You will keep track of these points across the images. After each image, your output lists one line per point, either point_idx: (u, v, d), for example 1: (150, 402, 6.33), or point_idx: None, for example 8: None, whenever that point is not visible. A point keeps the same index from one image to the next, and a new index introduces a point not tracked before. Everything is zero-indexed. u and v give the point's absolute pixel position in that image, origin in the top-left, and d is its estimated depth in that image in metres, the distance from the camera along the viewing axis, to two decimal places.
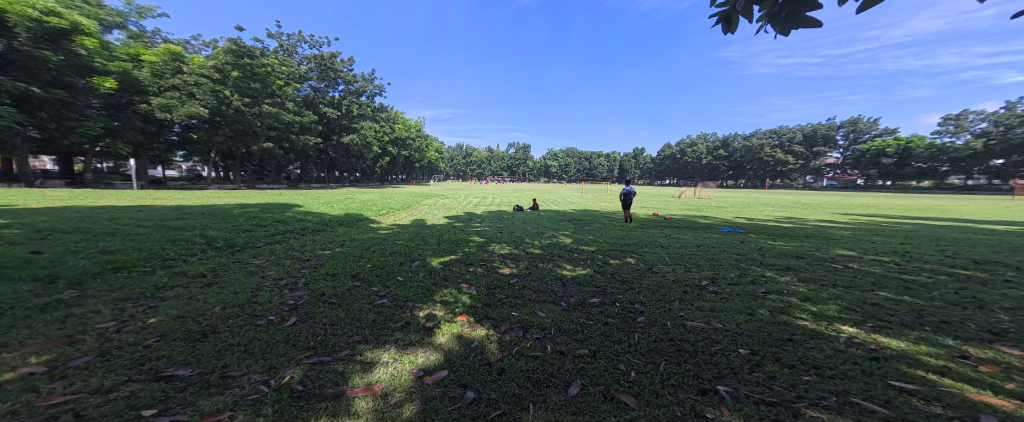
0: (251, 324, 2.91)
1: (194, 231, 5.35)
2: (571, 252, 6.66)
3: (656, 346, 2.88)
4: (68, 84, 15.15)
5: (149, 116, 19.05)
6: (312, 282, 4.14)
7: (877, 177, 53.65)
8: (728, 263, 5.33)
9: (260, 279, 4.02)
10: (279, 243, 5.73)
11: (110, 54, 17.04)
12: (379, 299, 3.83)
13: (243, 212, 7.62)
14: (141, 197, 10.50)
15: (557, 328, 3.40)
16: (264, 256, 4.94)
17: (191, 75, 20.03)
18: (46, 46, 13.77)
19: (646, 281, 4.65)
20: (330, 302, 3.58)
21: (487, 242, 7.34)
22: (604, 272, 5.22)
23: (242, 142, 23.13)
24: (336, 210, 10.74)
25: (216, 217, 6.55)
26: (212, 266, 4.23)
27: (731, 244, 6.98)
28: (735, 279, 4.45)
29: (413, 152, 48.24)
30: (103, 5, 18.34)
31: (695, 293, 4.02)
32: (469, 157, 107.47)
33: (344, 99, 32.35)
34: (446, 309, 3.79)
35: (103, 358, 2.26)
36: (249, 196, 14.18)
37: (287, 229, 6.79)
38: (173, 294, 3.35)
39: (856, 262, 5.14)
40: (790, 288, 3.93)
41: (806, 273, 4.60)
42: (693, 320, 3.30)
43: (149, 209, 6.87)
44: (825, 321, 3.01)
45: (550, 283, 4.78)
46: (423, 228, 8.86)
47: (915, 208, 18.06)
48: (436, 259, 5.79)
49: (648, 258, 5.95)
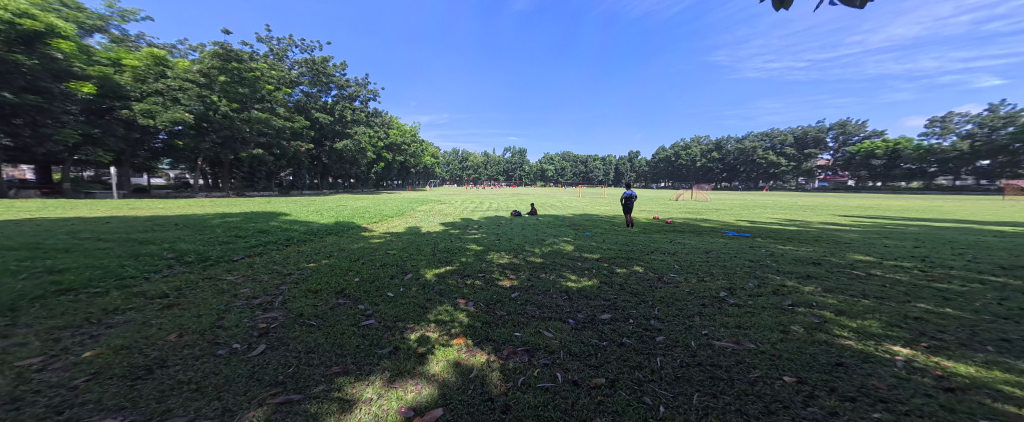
0: (209, 354, 2.40)
1: (163, 245, 4.86)
2: (574, 260, 6.27)
3: (684, 373, 2.49)
4: (43, 90, 14.54)
5: (131, 122, 18.50)
6: (291, 300, 3.67)
7: (868, 179, 54.49)
8: (742, 271, 4.97)
9: (232, 298, 3.54)
10: (259, 256, 5.27)
11: (89, 58, 16.49)
12: (365, 320, 3.40)
13: (223, 222, 7.13)
14: (117, 207, 9.96)
15: (566, 351, 3.01)
16: (240, 271, 4.46)
17: (175, 79, 19.42)
18: (20, 50, 13.43)
19: (659, 293, 4.27)
20: (310, 324, 3.12)
21: (484, 251, 6.93)
22: (612, 283, 4.84)
23: (230, 148, 22.79)
24: (326, 218, 10.29)
25: (190, 229, 6.05)
26: (178, 285, 3.73)
27: (741, 249, 6.65)
28: (755, 289, 4.10)
29: (407, 157, 47.66)
30: (83, 8, 17.89)
31: (715, 307, 3.65)
32: (464, 161, 107.07)
33: (336, 104, 31.88)
34: (441, 330, 3.37)
35: (11, 406, 1.76)
36: (234, 204, 13.63)
37: (269, 240, 6.32)
38: (123, 319, 2.82)
39: (878, 269, 4.84)
40: (818, 300, 3.61)
41: (830, 281, 4.27)
42: (721, 339, 2.93)
43: (119, 220, 6.35)
44: (871, 340, 2.68)
45: (554, 296, 4.39)
46: (418, 236, 8.43)
47: (914, 209, 17.99)
48: (431, 271, 5.37)
49: (656, 266, 5.58)
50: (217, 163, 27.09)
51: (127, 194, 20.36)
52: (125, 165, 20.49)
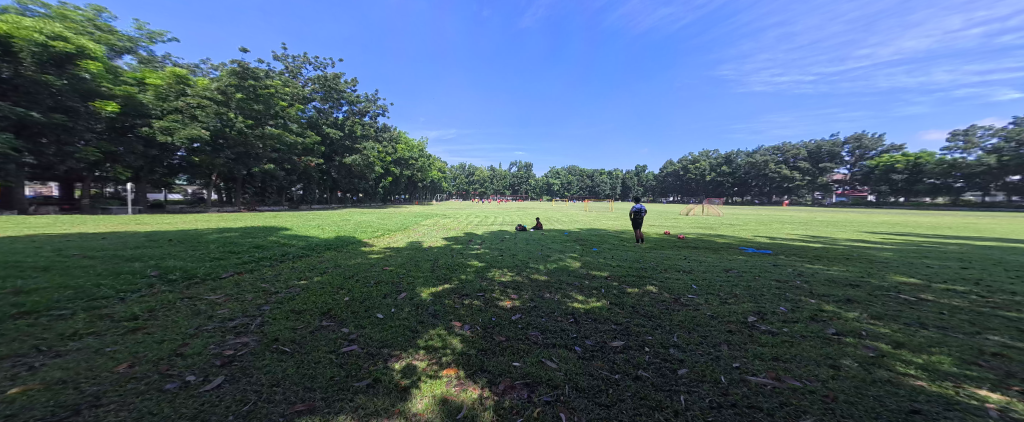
0: (154, 389, 2.05)
1: (149, 262, 4.65)
2: (581, 279, 5.82)
3: (717, 418, 2.03)
4: (70, 109, 15.16)
5: (151, 139, 19.25)
6: (270, 321, 3.34)
7: (888, 194, 51.78)
8: (770, 293, 4.46)
9: (205, 320, 3.24)
10: (249, 272, 5.01)
11: (116, 78, 17.33)
12: (347, 346, 3.04)
13: (219, 237, 6.96)
14: (121, 222, 9.98)
15: (572, 386, 2.59)
16: (224, 290, 4.19)
17: (195, 97, 20.32)
18: (53, 72, 13.94)
19: (677, 317, 3.81)
20: (283, 350, 2.76)
21: (486, 267, 6.55)
22: (622, 305, 4.39)
23: (243, 164, 23.44)
24: (326, 232, 10.11)
25: (183, 244, 5.88)
26: (151, 305, 3.46)
27: (765, 268, 6.12)
28: (789, 314, 3.61)
29: (415, 172, 48.15)
30: (115, 31, 19.15)
31: (744, 334, 3.17)
32: (471, 176, 107.84)
33: (347, 120, 32.72)
34: (430, 359, 2.99)
35: None
36: (238, 218, 13.60)
37: (263, 255, 6.09)
38: (76, 346, 2.52)
39: (929, 294, 4.30)
40: (869, 329, 3.11)
41: (876, 307, 3.76)
42: (759, 374, 2.45)
43: (115, 235, 6.25)
44: (948, 382, 2.21)
45: (559, 320, 3.96)
46: (418, 252, 8.13)
47: (944, 227, 16.93)
48: (427, 290, 4.99)
49: (671, 286, 5.10)
50: (230, 179, 27.80)
51: (141, 209, 20.83)
52: (143, 181, 21.14)
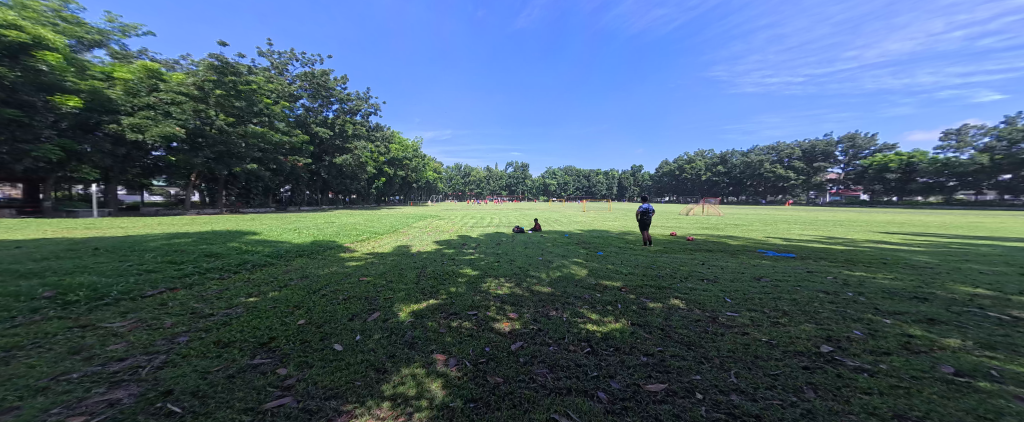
0: None
1: (47, 279, 3.67)
2: (591, 291, 4.94)
3: None
4: (25, 103, 13.85)
5: (120, 137, 17.76)
6: (177, 361, 2.40)
7: (882, 193, 52.74)
8: (827, 310, 3.62)
9: (79, 362, 2.27)
10: (187, 288, 4.06)
11: (81, 72, 16.04)
12: (276, 399, 2.10)
13: (164, 244, 5.93)
14: (66, 227, 8.84)
15: None
16: (138, 314, 3.22)
17: (168, 92, 18.96)
18: (4, 63, 12.93)
19: (724, 344, 2.96)
20: (168, 412, 1.84)
21: (480, 277, 5.66)
22: (647, 326, 3.54)
23: (224, 164, 22.25)
24: (303, 237, 9.12)
25: (110, 255, 4.85)
26: (13, 342, 2.49)
27: (801, 275, 5.30)
28: (871, 341, 2.78)
29: (409, 172, 47.12)
30: (82, 22, 17.81)
31: (830, 373, 2.32)
32: (466, 177, 106.48)
33: (337, 118, 31.62)
34: (394, 418, 2.07)
35: None
36: (205, 221, 12.27)
37: (214, 265, 5.11)
38: None
39: (1021, 311, 3.51)
40: (1000, 368, 2.30)
41: (975, 331, 2.95)
42: None
43: (30, 244, 5.18)
44: None
45: (570, 349, 3.10)
46: (404, 258, 7.20)
47: (958, 226, 16.29)
48: (406, 309, 4.08)
49: (702, 300, 4.25)
50: (212, 179, 26.58)
51: (113, 212, 19.61)
52: (112, 182, 19.85)
